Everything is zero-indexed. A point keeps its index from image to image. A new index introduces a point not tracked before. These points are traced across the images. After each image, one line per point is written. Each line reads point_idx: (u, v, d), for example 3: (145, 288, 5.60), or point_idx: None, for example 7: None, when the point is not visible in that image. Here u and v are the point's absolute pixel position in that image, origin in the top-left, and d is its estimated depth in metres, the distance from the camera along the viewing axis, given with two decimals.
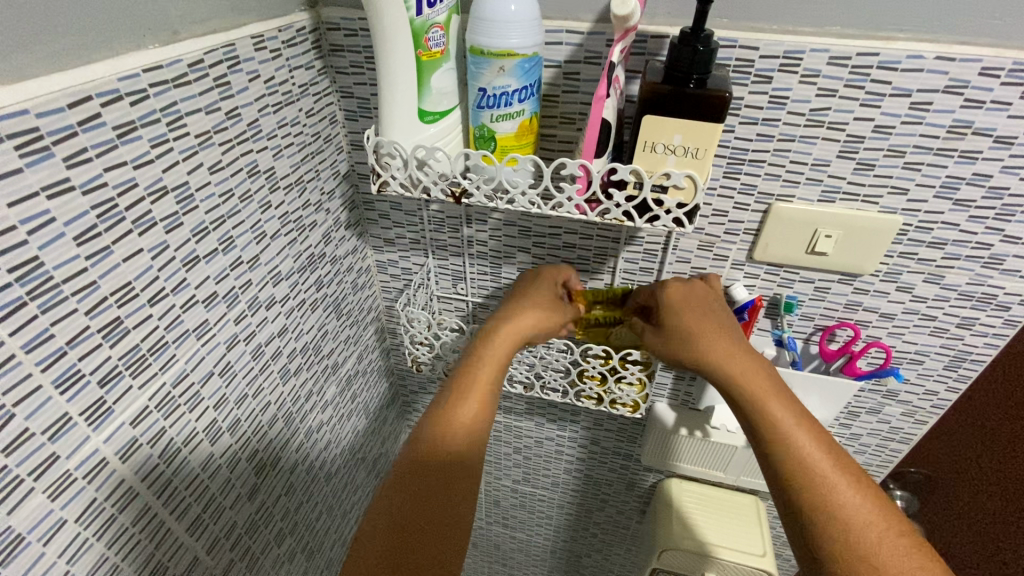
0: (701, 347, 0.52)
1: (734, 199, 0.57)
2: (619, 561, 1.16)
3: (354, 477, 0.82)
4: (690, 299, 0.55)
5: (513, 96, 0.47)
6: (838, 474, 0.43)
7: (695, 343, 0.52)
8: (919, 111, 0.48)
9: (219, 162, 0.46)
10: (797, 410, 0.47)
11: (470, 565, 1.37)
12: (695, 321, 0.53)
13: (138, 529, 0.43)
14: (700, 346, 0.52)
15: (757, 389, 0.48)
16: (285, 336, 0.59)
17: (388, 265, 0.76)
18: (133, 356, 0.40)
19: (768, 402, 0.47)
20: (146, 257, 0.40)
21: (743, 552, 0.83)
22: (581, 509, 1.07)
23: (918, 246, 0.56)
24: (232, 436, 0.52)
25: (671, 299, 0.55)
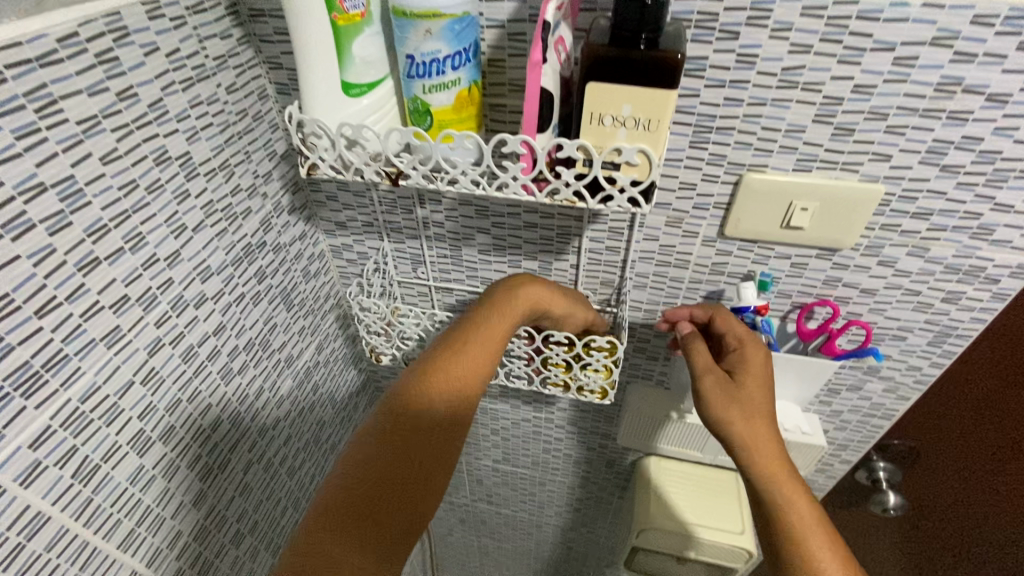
0: (751, 431, 0.51)
1: (702, 171, 0.52)
2: (604, 534, 1.16)
3: (323, 468, 0.80)
4: (765, 375, 0.53)
5: (445, 63, 0.42)
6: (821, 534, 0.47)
7: (749, 426, 0.51)
8: (903, 67, 0.43)
9: (114, 151, 0.41)
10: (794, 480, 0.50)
11: (458, 539, 1.38)
12: (759, 404, 0.52)
13: (55, 554, 0.40)
14: (754, 430, 0.51)
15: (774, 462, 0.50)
16: (222, 335, 0.55)
17: (343, 250, 0.72)
18: (24, 374, 0.36)
19: (800, 506, 0.48)
20: (27, 265, 0.36)
21: (722, 530, 0.83)
22: (563, 486, 1.06)
23: (902, 217, 0.51)
24: (166, 444, 0.49)
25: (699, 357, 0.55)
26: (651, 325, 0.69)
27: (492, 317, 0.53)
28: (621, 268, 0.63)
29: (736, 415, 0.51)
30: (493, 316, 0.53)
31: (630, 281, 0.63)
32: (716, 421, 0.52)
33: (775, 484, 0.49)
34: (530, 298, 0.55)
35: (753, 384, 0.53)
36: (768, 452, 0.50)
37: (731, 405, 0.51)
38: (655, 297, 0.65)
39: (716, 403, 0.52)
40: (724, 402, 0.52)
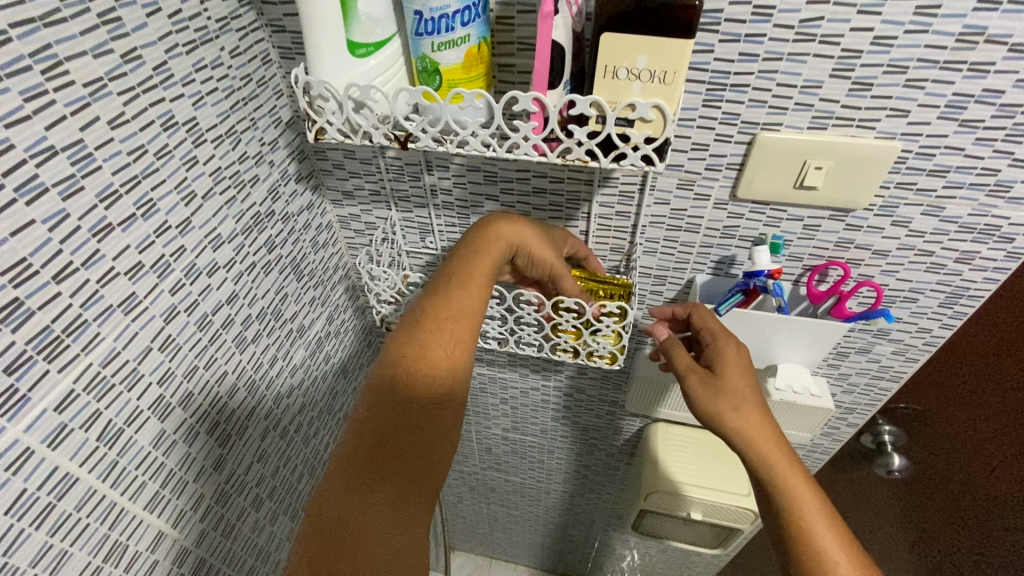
0: (744, 423, 0.51)
1: (715, 131, 0.51)
2: (611, 499, 1.19)
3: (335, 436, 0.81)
4: (743, 364, 0.54)
5: (455, 19, 0.41)
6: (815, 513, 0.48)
7: (741, 416, 0.51)
8: (926, 16, 0.41)
9: (122, 115, 0.40)
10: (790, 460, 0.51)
11: (468, 507, 1.41)
12: (746, 390, 0.53)
13: (85, 514, 0.41)
14: (748, 421, 0.51)
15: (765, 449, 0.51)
16: (235, 303, 0.55)
17: (351, 220, 0.71)
18: (45, 338, 0.37)
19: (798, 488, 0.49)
20: (42, 229, 0.36)
21: (728, 492, 0.85)
22: (571, 453, 1.07)
23: (918, 175, 0.51)
24: (185, 410, 0.50)
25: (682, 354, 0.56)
26: (661, 291, 0.68)
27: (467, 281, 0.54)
28: (631, 232, 0.63)
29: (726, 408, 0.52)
30: (469, 282, 0.54)
31: (640, 246, 0.63)
32: (710, 418, 0.53)
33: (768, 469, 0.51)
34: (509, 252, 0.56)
35: (735, 374, 0.53)
36: (763, 442, 0.51)
37: (718, 396, 0.52)
38: (665, 262, 0.65)
39: (703, 399, 0.53)
40: (713, 398, 0.52)
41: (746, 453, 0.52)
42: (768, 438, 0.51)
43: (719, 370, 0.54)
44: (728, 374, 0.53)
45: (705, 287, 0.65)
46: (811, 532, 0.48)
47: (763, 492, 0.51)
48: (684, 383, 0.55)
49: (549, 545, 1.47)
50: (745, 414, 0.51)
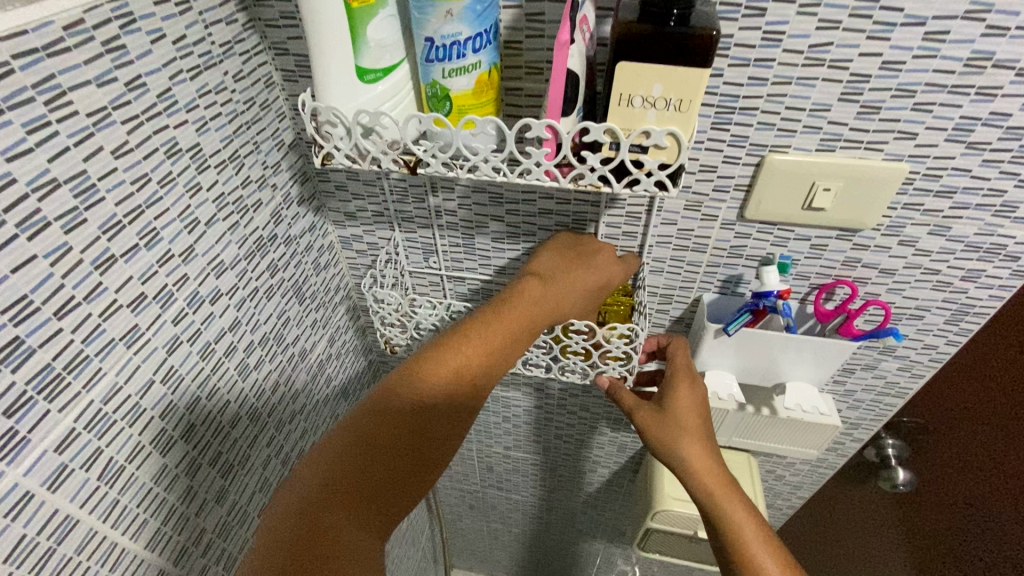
0: (683, 449, 0.58)
1: (724, 153, 0.51)
2: (615, 516, 1.17)
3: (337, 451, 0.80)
4: (690, 395, 0.62)
5: (466, 46, 0.40)
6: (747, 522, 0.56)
7: (684, 444, 0.59)
8: (934, 41, 0.42)
9: (126, 144, 0.39)
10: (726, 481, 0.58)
11: (468, 525, 1.39)
12: (689, 420, 0.60)
13: (85, 557, 0.39)
14: (690, 449, 0.58)
15: (704, 471, 0.58)
16: (238, 330, 0.54)
17: (352, 241, 0.70)
18: (47, 376, 0.35)
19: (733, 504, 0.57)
20: (44, 264, 0.34)
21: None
22: (575, 471, 1.06)
23: (925, 196, 0.51)
24: (187, 443, 0.48)
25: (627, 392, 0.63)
26: (667, 310, 0.68)
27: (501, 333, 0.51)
28: (638, 253, 0.62)
29: (669, 436, 0.59)
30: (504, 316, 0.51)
31: (647, 267, 0.63)
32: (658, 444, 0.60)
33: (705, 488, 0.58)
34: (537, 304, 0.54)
35: (679, 406, 0.61)
36: (704, 467, 0.58)
37: (662, 426, 0.60)
38: (672, 281, 0.64)
39: (650, 429, 0.61)
40: (659, 429, 0.60)
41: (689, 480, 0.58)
42: (705, 462, 0.58)
43: (666, 403, 0.61)
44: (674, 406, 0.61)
45: (712, 306, 0.65)
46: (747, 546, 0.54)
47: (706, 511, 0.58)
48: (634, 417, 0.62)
49: (549, 563, 1.45)
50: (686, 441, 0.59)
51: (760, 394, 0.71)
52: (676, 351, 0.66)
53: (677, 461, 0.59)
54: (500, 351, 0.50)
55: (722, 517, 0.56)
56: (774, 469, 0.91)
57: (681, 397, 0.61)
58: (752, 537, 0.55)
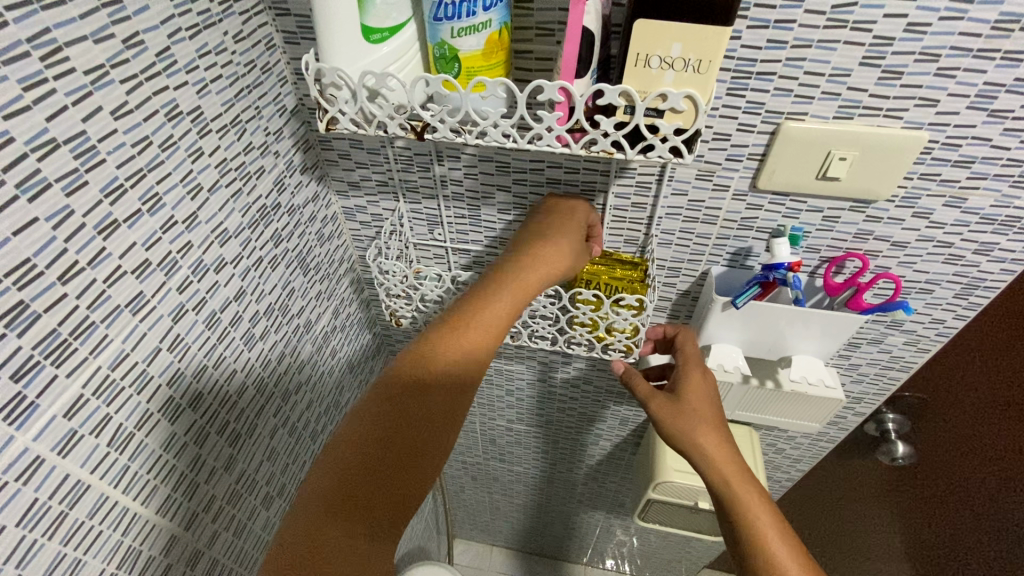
0: (702, 441, 0.60)
1: (738, 120, 0.50)
2: (615, 489, 1.19)
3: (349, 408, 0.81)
4: (704, 387, 0.62)
5: (476, 3, 0.39)
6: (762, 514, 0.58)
7: (701, 436, 0.60)
8: (961, 2, 0.40)
9: (125, 104, 0.38)
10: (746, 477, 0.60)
11: (470, 496, 1.41)
12: (705, 410, 0.61)
13: (98, 521, 0.39)
14: (706, 440, 0.60)
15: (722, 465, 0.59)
16: (243, 300, 0.53)
17: (356, 212, 0.69)
18: (53, 342, 0.35)
19: (750, 498, 0.59)
20: (46, 227, 0.34)
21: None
22: (577, 443, 1.07)
23: (943, 165, 0.50)
24: (194, 410, 0.48)
25: (640, 384, 0.64)
26: (674, 283, 0.68)
27: (467, 335, 0.47)
28: (646, 224, 0.61)
29: (687, 428, 0.60)
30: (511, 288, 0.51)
31: (655, 239, 0.62)
32: (673, 435, 0.62)
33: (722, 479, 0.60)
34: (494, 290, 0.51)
35: (694, 397, 0.62)
36: (719, 456, 0.60)
37: (680, 417, 0.60)
38: (679, 254, 0.64)
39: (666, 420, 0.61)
40: (673, 420, 0.61)
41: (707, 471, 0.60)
42: (725, 455, 0.60)
43: (683, 395, 0.62)
44: (692, 397, 0.61)
45: (720, 279, 0.64)
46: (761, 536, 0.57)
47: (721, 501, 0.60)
48: (650, 409, 0.63)
49: (549, 533, 1.48)
50: (705, 435, 0.60)
51: (765, 367, 0.71)
52: (686, 338, 0.66)
53: (697, 454, 0.60)
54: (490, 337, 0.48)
55: (740, 509, 0.59)
56: (775, 442, 0.92)
57: (698, 389, 0.62)
58: (771, 528, 0.57)
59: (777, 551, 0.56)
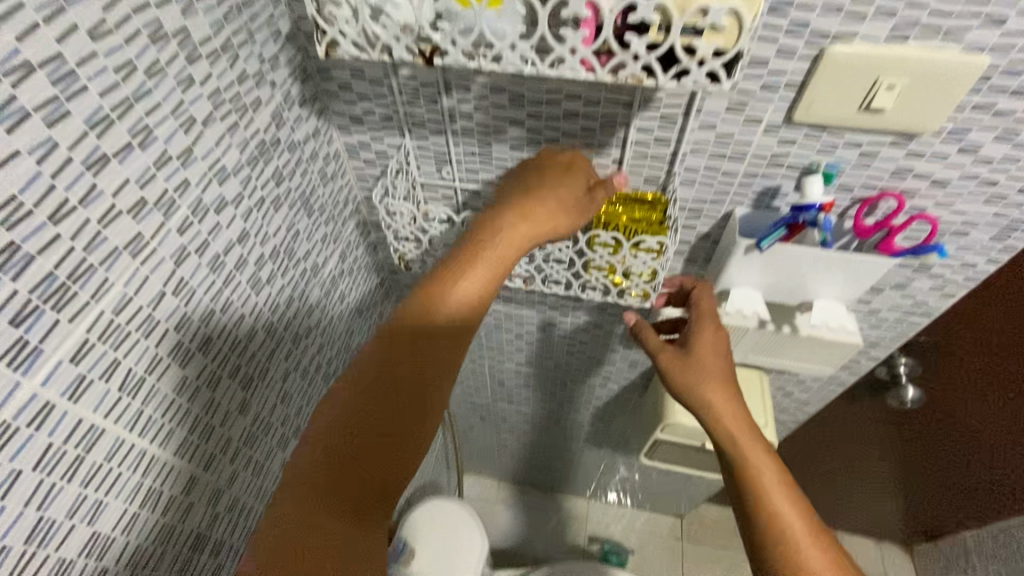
0: (711, 397, 0.60)
1: (779, 43, 0.45)
2: (622, 429, 1.21)
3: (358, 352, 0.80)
4: (715, 341, 0.62)
5: None
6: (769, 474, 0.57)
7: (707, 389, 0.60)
8: None
9: (103, 24, 0.34)
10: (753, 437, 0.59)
11: (479, 435, 1.45)
12: (713, 365, 0.61)
13: (115, 464, 0.39)
14: (711, 394, 0.60)
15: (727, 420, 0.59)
16: (247, 242, 0.51)
17: (360, 149, 0.65)
18: (51, 286, 0.33)
19: (755, 457, 0.58)
20: (29, 162, 0.31)
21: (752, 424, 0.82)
22: (586, 387, 1.08)
23: (1000, 95, 0.46)
24: (205, 355, 0.47)
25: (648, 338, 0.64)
26: (695, 225, 0.65)
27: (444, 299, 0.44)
28: (669, 162, 0.58)
29: (693, 381, 0.60)
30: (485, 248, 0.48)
31: (678, 177, 0.58)
32: (680, 386, 0.62)
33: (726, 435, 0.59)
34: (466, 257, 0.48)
35: (706, 352, 0.61)
36: (726, 411, 0.60)
37: (686, 370, 0.61)
38: (703, 194, 0.60)
39: (673, 372, 0.62)
40: (680, 373, 0.61)
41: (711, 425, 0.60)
42: (735, 417, 0.60)
43: (692, 349, 0.61)
44: (701, 350, 0.61)
45: (742, 224, 0.61)
46: (766, 496, 0.56)
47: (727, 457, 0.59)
48: (658, 360, 0.63)
49: (556, 469, 1.53)
50: (712, 393, 0.60)
51: (783, 312, 0.69)
52: (704, 293, 0.64)
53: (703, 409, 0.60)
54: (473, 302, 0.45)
55: (747, 472, 0.57)
56: (786, 386, 0.92)
57: (708, 342, 0.61)
58: (776, 493, 0.56)
59: (780, 514, 0.55)
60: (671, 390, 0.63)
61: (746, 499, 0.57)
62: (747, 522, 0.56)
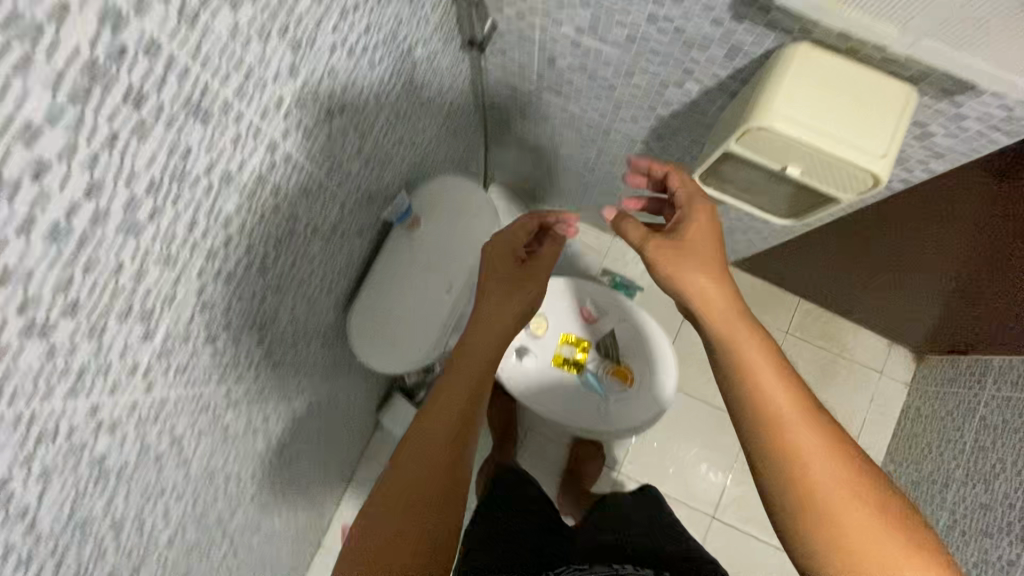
0: (701, 279, 0.82)
1: None
2: (679, 153, 1.06)
3: None
4: (704, 222, 0.84)
5: None
6: (761, 357, 0.78)
7: (699, 275, 0.83)
8: None
9: None
10: (745, 320, 0.81)
11: (511, 136, 1.32)
12: (702, 244, 0.84)
13: None
14: (703, 281, 0.82)
15: (721, 316, 0.82)
16: None
17: None
18: None
19: (742, 351, 0.79)
20: None
21: (864, 150, 0.67)
22: (656, 80, 0.89)
23: None
24: None
25: (643, 236, 0.87)
26: None
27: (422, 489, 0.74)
28: None
29: (685, 266, 0.83)
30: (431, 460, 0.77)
31: None
32: (667, 271, 0.84)
33: (717, 325, 0.82)
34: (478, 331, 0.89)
35: (694, 234, 0.84)
36: (709, 293, 0.82)
37: (681, 253, 0.83)
38: None
39: (664, 259, 0.84)
40: (669, 259, 0.84)
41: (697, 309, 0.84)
42: (718, 298, 0.82)
43: (685, 237, 0.84)
44: (689, 234, 0.84)
45: None
46: (756, 375, 0.76)
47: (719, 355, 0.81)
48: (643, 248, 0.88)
49: (588, 190, 1.45)
50: (703, 280, 0.83)
51: None
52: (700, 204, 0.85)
53: (694, 293, 0.83)
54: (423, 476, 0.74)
55: (733, 357, 0.79)
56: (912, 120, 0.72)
57: (702, 231, 0.84)
58: (762, 370, 0.77)
59: (764, 380, 0.76)
60: (657, 271, 0.86)
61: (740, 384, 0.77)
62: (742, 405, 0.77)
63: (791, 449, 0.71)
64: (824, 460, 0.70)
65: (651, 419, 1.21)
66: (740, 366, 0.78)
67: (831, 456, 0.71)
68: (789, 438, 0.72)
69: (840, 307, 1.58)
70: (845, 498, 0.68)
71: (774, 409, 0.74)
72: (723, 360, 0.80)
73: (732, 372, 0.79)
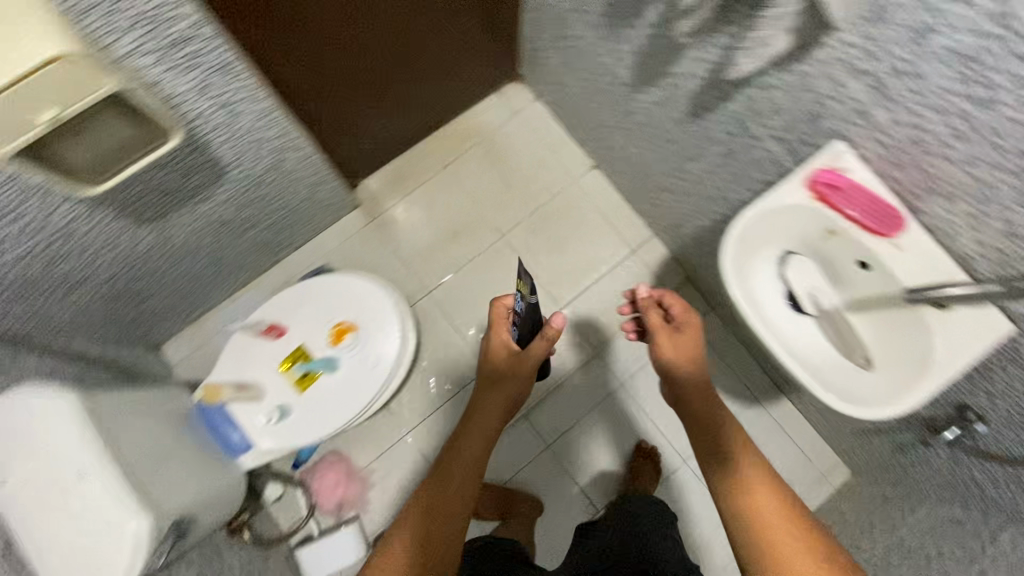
0: (693, 399, 0.98)
1: None
2: (157, 183, 1.04)
3: None
4: (702, 381, 0.99)
5: None
6: (748, 455, 0.90)
7: (700, 399, 0.98)
8: None
9: None
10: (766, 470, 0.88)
11: (82, 311, 1.21)
12: (700, 400, 0.98)
13: None
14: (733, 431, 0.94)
15: (706, 427, 0.96)
16: None
17: None
18: None
19: (751, 471, 0.88)
20: None
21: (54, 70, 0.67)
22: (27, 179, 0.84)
23: None
24: None
25: (690, 334, 1.02)
26: None
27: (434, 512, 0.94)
28: None
29: (697, 404, 0.98)
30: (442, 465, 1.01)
31: None
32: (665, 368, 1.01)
33: (710, 408, 0.98)
34: (493, 395, 1.09)
35: (696, 395, 0.98)
36: (737, 440, 0.92)
37: (694, 390, 0.98)
38: None
39: (688, 383, 0.99)
40: (677, 394, 1.01)
41: (681, 402, 1.01)
42: (700, 406, 0.98)
43: (685, 394, 0.99)
44: (682, 346, 1.02)
45: None
46: (720, 441, 0.93)
47: (717, 455, 0.92)
48: (655, 343, 1.04)
49: (202, 266, 1.38)
50: (699, 404, 0.98)
51: None
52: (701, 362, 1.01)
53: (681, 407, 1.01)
54: (433, 488, 0.98)
55: (716, 450, 0.92)
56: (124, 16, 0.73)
57: (704, 396, 0.98)
58: (771, 495, 0.85)
59: (739, 468, 0.88)
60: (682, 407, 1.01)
61: (715, 448, 0.93)
62: (717, 464, 0.91)
63: (761, 530, 0.81)
64: (789, 541, 0.80)
65: (404, 314, 1.21)
66: (720, 450, 0.92)
67: (818, 557, 0.78)
68: (778, 552, 0.79)
69: (448, 90, 1.62)
70: (798, 559, 0.78)
71: (770, 526, 0.82)
72: (705, 431, 0.96)
73: (717, 451, 0.92)
